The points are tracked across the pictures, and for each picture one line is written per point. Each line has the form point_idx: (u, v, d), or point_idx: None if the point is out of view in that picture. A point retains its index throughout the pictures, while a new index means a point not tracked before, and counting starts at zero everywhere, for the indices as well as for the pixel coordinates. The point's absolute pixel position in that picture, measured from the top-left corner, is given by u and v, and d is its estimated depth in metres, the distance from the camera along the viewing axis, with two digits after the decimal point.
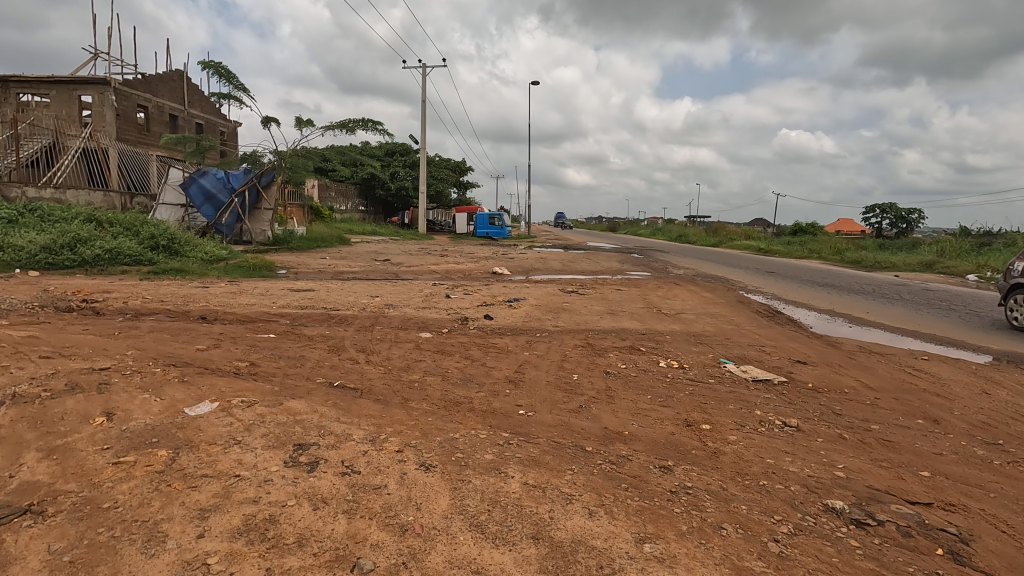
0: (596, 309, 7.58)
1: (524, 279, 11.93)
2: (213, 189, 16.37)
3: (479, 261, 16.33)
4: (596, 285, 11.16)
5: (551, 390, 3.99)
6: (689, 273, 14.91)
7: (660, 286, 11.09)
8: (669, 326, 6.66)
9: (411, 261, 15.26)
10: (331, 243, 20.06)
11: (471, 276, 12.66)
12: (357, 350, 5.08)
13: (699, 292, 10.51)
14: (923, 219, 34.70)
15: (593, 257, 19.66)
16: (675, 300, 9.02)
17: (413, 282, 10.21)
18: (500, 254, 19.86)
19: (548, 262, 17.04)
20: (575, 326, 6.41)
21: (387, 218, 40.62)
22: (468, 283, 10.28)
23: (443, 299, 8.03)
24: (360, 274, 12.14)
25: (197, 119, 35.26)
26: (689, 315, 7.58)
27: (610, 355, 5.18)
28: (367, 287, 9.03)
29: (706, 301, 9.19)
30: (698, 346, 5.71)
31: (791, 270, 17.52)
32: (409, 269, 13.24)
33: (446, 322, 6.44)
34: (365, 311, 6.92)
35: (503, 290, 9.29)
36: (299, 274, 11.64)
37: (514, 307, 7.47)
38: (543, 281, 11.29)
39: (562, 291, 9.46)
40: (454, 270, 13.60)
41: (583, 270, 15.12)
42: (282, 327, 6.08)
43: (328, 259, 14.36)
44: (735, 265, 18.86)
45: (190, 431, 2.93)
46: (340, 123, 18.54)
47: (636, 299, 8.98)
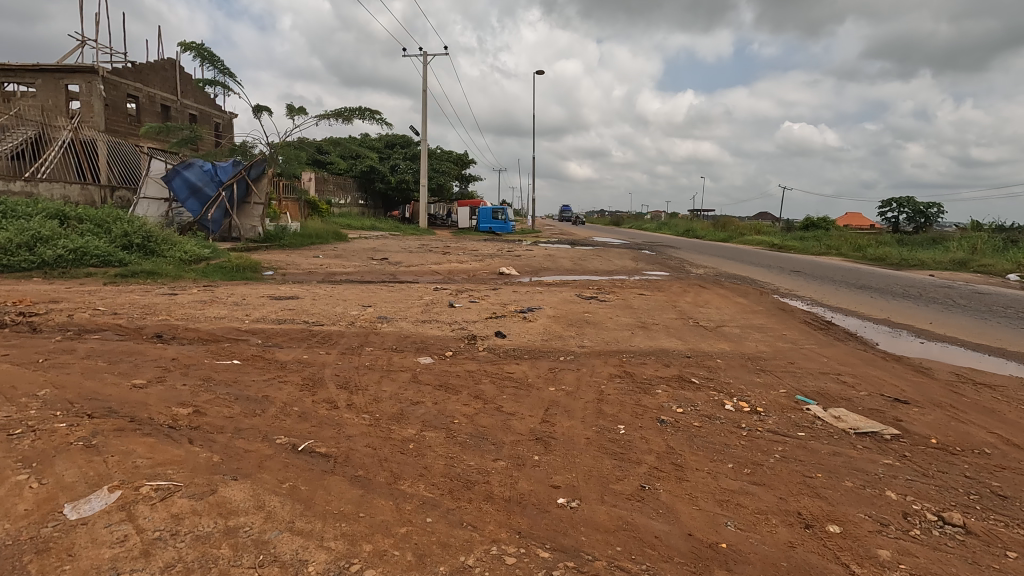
0: (624, 323, 6.51)
1: (533, 281, 10.87)
2: (198, 182, 15.30)
3: (484, 259, 15.24)
4: (615, 288, 10.08)
5: (596, 457, 2.92)
6: (711, 273, 13.81)
7: (686, 291, 10.01)
8: (716, 346, 5.58)
9: (411, 259, 14.19)
10: (327, 239, 19.00)
11: (475, 277, 11.61)
12: (337, 387, 3.99)
13: (731, 297, 9.43)
14: (942, 213, 33.48)
15: (604, 254, 18.56)
16: (708, 309, 7.94)
17: (412, 286, 9.16)
18: (506, 251, 18.74)
19: (557, 260, 15.97)
20: (605, 347, 5.32)
21: (387, 212, 39.52)
22: (473, 288, 9.20)
23: (446, 309, 6.96)
24: (354, 276, 11.10)
25: (190, 110, 34.13)
26: (733, 330, 6.49)
27: (658, 392, 4.09)
28: (360, 294, 7.97)
29: (743, 309, 8.10)
30: (763, 375, 4.63)
31: (817, 268, 16.40)
32: (408, 270, 12.18)
33: (450, 342, 5.37)
34: (354, 326, 5.85)
35: (513, 296, 8.22)
36: (287, 276, 10.60)
37: (529, 320, 6.41)
38: (556, 284, 10.22)
39: (581, 298, 8.38)
40: (457, 270, 12.53)
41: (596, 270, 14.02)
42: (252, 349, 5.02)
43: (321, 258, 13.31)
44: (755, 263, 17.76)
45: (52, 562, 1.87)
46: (335, 112, 17.42)
47: (665, 307, 7.90)
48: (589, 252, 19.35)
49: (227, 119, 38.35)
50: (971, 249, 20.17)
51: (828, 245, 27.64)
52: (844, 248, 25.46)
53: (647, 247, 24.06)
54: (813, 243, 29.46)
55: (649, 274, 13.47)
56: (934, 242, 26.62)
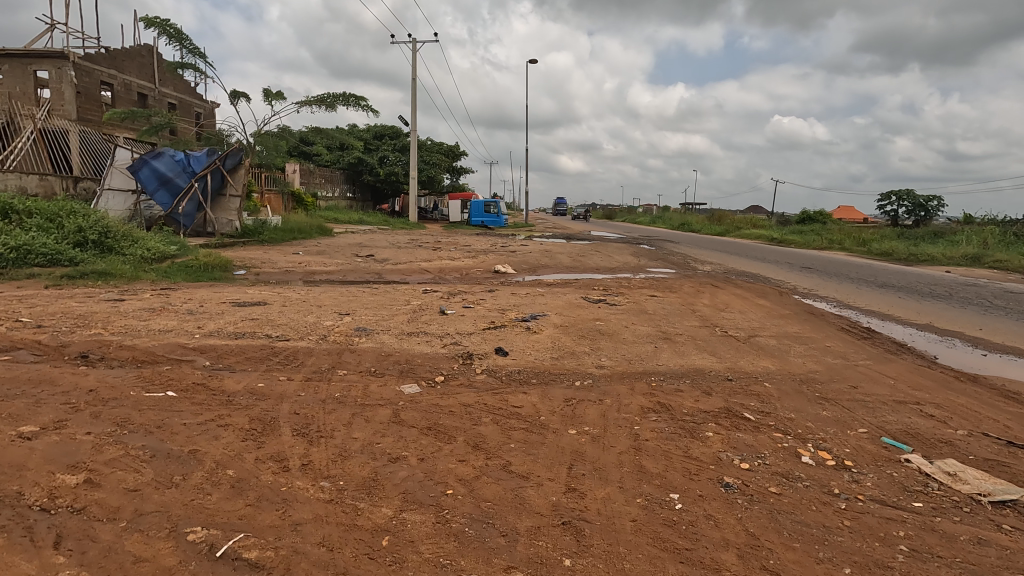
0: (644, 334, 5.61)
1: (532, 280, 9.98)
2: (168, 172, 14.13)
3: (477, 256, 14.29)
4: (622, 289, 9.19)
5: (653, 561, 2.01)
6: (719, 270, 12.98)
7: (701, 292, 9.14)
8: (758, 364, 4.69)
9: (399, 256, 13.22)
10: (310, 234, 17.96)
11: (468, 277, 10.63)
12: (293, 433, 3.05)
13: (750, 299, 8.56)
14: (943, 206, 32.81)
15: (603, 250, 17.66)
16: (732, 314, 7.06)
17: (397, 287, 8.19)
18: (500, 247, 17.76)
19: (554, 257, 15.02)
20: (629, 368, 4.42)
21: (376, 205, 38.40)
22: (467, 290, 8.25)
23: (435, 317, 6.01)
24: (336, 275, 10.15)
25: (169, 98, 32.75)
26: (769, 342, 5.59)
27: (708, 435, 3.19)
28: (338, 298, 7.00)
29: (770, 314, 7.22)
30: (829, 406, 3.74)
31: (828, 264, 15.59)
32: (395, 268, 11.19)
33: (442, 362, 4.44)
34: (326, 341, 4.90)
35: (513, 301, 7.28)
36: (261, 276, 9.62)
37: (534, 330, 5.50)
38: (557, 284, 9.31)
39: (588, 302, 7.46)
40: (449, 268, 11.56)
41: (598, 268, 13.11)
42: (195, 375, 4.05)
43: (301, 255, 12.32)
44: (762, 258, 16.95)
45: None
46: (317, 98, 16.31)
47: (684, 313, 7.00)
48: (587, 247, 18.42)
49: (209, 109, 36.94)
50: (982, 243, 19.41)
51: (830, 239, 26.85)
52: (848, 243, 24.70)
53: (645, 242, 23.16)
54: (814, 237, 28.70)
55: (654, 271, 12.56)
56: (938, 236, 25.91)
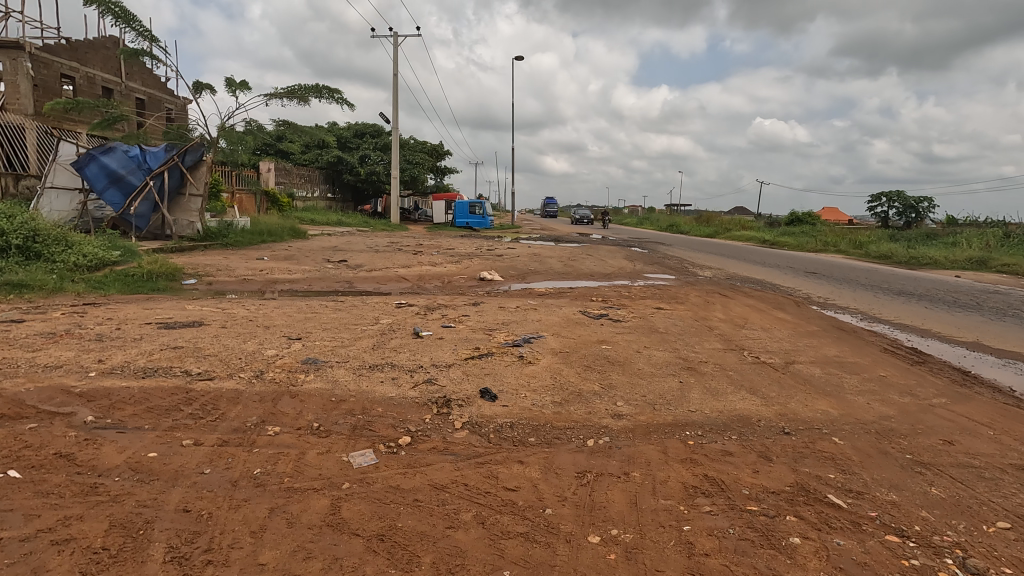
0: (662, 364, 4.58)
1: (521, 289, 8.97)
2: (120, 169, 12.94)
3: (460, 261, 13.25)
4: (623, 299, 8.20)
5: None
6: (721, 276, 12.11)
7: (711, 302, 8.19)
8: (815, 407, 3.68)
9: (375, 261, 12.11)
10: (282, 237, 16.76)
11: (451, 285, 9.57)
12: (164, 560, 1.96)
13: (768, 310, 7.62)
14: (932, 208, 32.52)
15: (595, 253, 16.72)
16: (755, 332, 6.09)
17: (367, 299, 7.12)
18: (485, 250, 16.74)
19: (544, 261, 14.03)
20: (654, 418, 3.38)
21: (357, 206, 37.11)
22: (448, 302, 7.20)
23: (407, 342, 4.94)
24: (301, 284, 9.03)
25: (136, 93, 31.18)
26: (812, 371, 4.62)
27: (794, 543, 2.16)
28: (292, 316, 5.89)
29: (797, 331, 6.27)
30: (936, 481, 2.73)
31: (831, 269, 14.80)
32: (369, 274, 10.10)
33: (410, 411, 3.37)
34: (263, 380, 3.78)
35: (500, 318, 6.23)
36: (214, 286, 8.46)
37: (528, 358, 4.47)
38: (550, 294, 8.31)
39: (588, 318, 6.43)
40: (429, 275, 10.49)
41: (591, 274, 12.14)
42: (65, 438, 2.92)
43: (266, 260, 11.16)
44: (761, 262, 16.13)
45: None
46: (287, 90, 15.14)
47: (700, 330, 6.03)
48: (578, 250, 17.45)
49: (181, 105, 35.36)
50: (981, 245, 18.91)
51: (824, 241, 26.26)
52: (844, 245, 24.12)
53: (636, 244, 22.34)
54: (807, 239, 28.12)
55: (653, 278, 11.63)
56: (932, 238, 25.49)
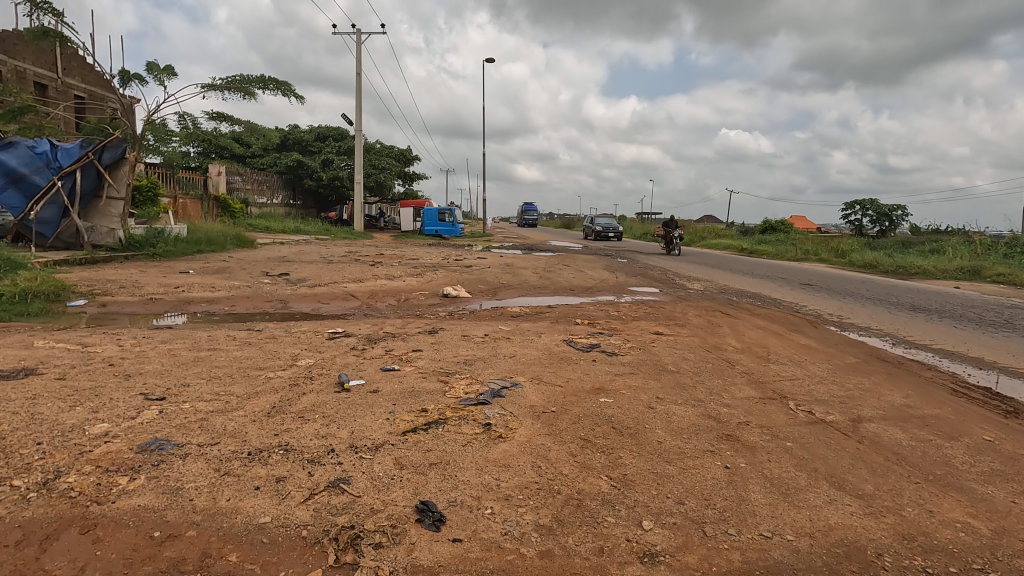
0: (690, 432, 3.19)
1: (490, 309, 7.59)
2: (22, 168, 11.23)
3: (423, 272, 11.83)
4: (613, 321, 6.84)
5: None
6: (713, 289, 10.97)
7: (717, 324, 6.89)
8: (949, 521, 2.33)
9: (324, 273, 10.58)
10: (224, 246, 15.01)
11: (407, 304, 8.07)
12: None
13: (785, 336, 6.39)
14: (906, 215, 32.41)
15: (571, 263, 15.50)
16: (788, 369, 4.78)
17: (295, 326, 5.59)
18: (452, 260, 15.29)
19: (517, 273, 12.62)
20: (711, 563, 1.97)
21: (320, 213, 35.27)
22: (398, 329, 5.71)
23: (324, 401, 3.42)
24: (223, 304, 7.45)
25: (74, 91, 28.75)
26: (895, 436, 3.31)
27: None
28: (180, 356, 4.34)
29: (836, 365, 5.01)
30: None
31: (824, 280, 13.84)
32: (311, 291, 8.58)
33: (283, 564, 1.88)
34: (48, 493, 2.23)
35: (463, 354, 4.77)
36: (108, 308, 6.82)
37: (497, 429, 3.05)
38: (524, 316, 6.90)
39: (575, 351, 5.05)
40: (384, 291, 8.93)
41: (570, 288, 10.82)
42: None
43: (191, 274, 9.50)
44: (750, 273, 15.10)
45: None
46: (227, 82, 13.43)
47: (718, 367, 4.73)
48: (553, 260, 16.14)
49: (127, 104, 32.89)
50: (967, 254, 18.35)
51: (803, 249, 25.69)
52: (826, 254, 23.44)
53: (614, 254, 21.25)
54: (785, 248, 27.44)
55: (641, 292, 10.37)
56: (909, 247, 25.11)
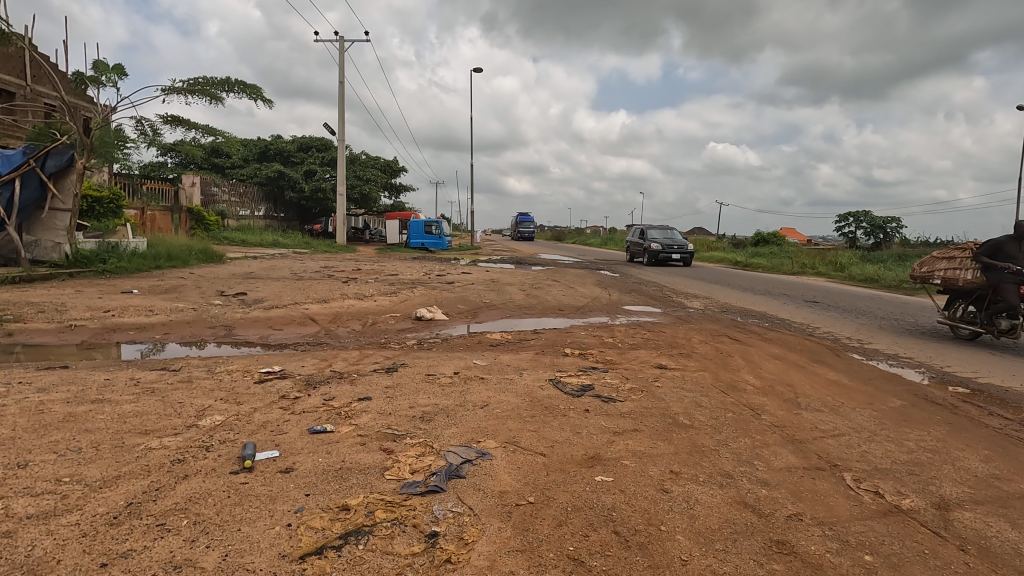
0: (724, 539, 2.24)
1: (466, 335, 6.63)
2: None
3: (400, 290, 10.87)
4: (608, 351, 5.90)
5: None
6: (715, 309, 10.11)
7: (728, 355, 5.96)
8: None
9: (288, 292, 9.57)
10: (186, 261, 13.99)
11: (372, 330, 7.08)
12: None
13: (808, 369, 5.49)
14: (900, 228, 32.04)
15: (561, 278, 14.61)
16: (826, 419, 3.86)
17: (223, 364, 4.59)
18: (434, 276, 14.38)
19: (502, 291, 11.64)
20: None
21: (303, 226, 34.24)
22: (350, 367, 4.72)
23: (208, 491, 2.43)
24: (154, 331, 6.42)
25: (44, 98, 27.55)
26: (1003, 536, 2.38)
27: None
28: (46, 413, 3.33)
29: (882, 412, 4.10)
30: None
31: (829, 297, 13.03)
32: (266, 314, 7.57)
33: None
34: None
35: (422, 404, 3.79)
36: (11, 339, 5.77)
37: (445, 545, 2.07)
38: (504, 347, 5.93)
39: (563, 396, 4.09)
40: (348, 314, 7.92)
41: (560, 307, 9.91)
42: None
43: (133, 294, 8.48)
44: (751, 289, 14.27)
45: None
46: (189, 83, 12.43)
47: (741, 419, 3.79)
48: (541, 275, 15.25)
49: None
50: None
51: (799, 262, 25.06)
52: (823, 268, 22.75)
53: (605, 268, 20.39)
54: (781, 261, 26.80)
55: (636, 313, 9.47)
56: (907, 260, 24.58)
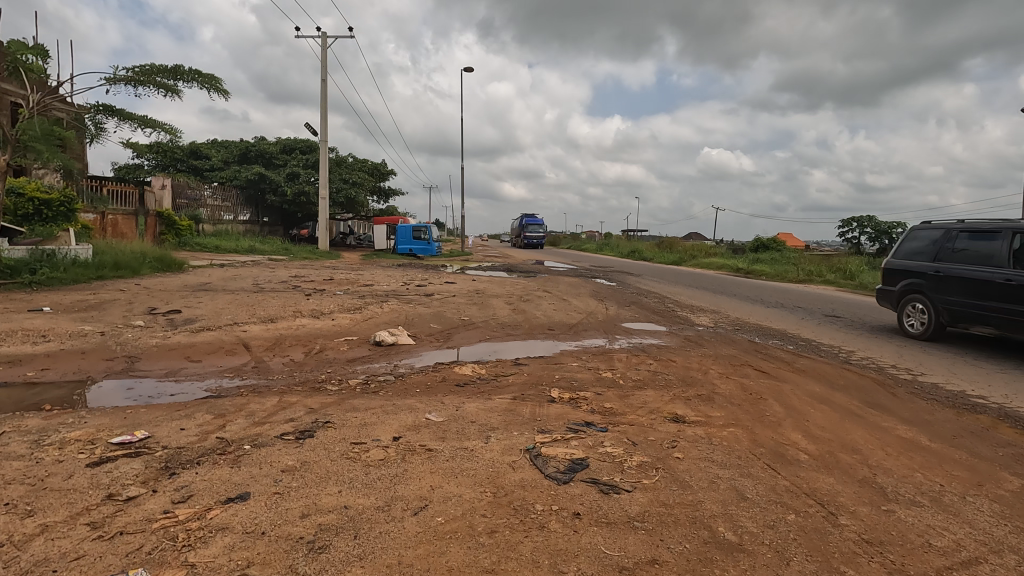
0: None
1: (430, 369, 5.31)
2: None
3: (369, 304, 9.56)
4: (607, 395, 4.60)
5: None
6: (726, 328, 8.87)
7: (760, 400, 4.69)
8: None
9: (236, 308, 8.22)
10: (138, 270, 12.60)
11: (315, 361, 5.74)
12: None
13: (865, 421, 4.22)
14: (907, 233, 31.02)
15: (552, 289, 13.34)
16: (937, 526, 2.58)
17: (63, 431, 3.25)
18: (413, 286, 13.09)
19: (485, 305, 10.30)
20: None
21: (286, 231, 32.87)
22: (250, 430, 3.40)
23: None
24: (32, 365, 5.05)
25: None
26: None
27: None
28: None
29: (1004, 507, 2.82)
30: None
31: (848, 309, 11.84)
32: (191, 339, 6.22)
33: None
34: None
35: (325, 508, 2.47)
36: None
37: None
38: (474, 389, 4.62)
39: (542, 485, 2.79)
40: (293, 339, 6.58)
41: (549, 324, 8.63)
42: None
43: (41, 313, 7.12)
44: (760, 300, 13.05)
45: None
46: (133, 71, 11.08)
47: (809, 530, 2.49)
48: (532, 285, 13.98)
49: None
50: None
51: (804, 269, 23.90)
52: (832, 276, 21.59)
53: (602, 276, 19.11)
54: (785, 268, 25.67)
55: (638, 332, 8.20)
56: None
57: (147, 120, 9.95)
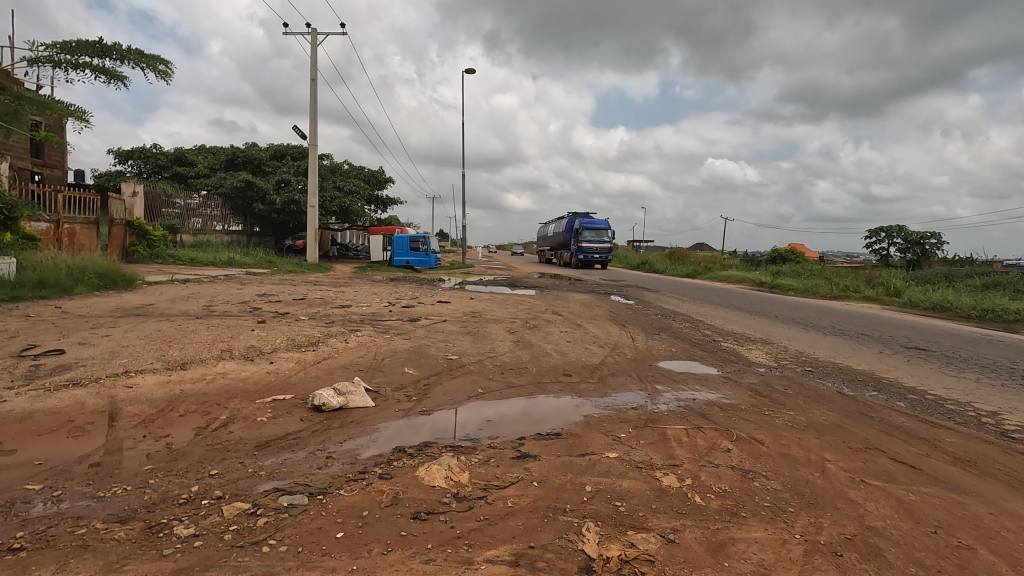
0: None
1: (375, 475, 3.19)
2: None
3: (333, 336, 7.48)
4: (688, 549, 2.49)
5: None
6: (797, 370, 6.73)
7: (965, 549, 2.59)
8: None
9: (145, 345, 6.14)
10: (70, 289, 10.57)
11: (202, 449, 3.63)
12: None
13: None
14: (940, 244, 28.84)
15: (563, 311, 11.26)
16: None
17: None
18: (397, 307, 11.03)
19: (481, 335, 8.16)
20: None
21: (277, 242, 30.98)
22: None
23: None
24: None
25: None
26: None
27: None
28: None
29: None
30: None
31: (928, 338, 9.65)
32: (30, 406, 4.13)
33: None
34: None
35: None
36: None
37: None
38: (443, 538, 2.52)
39: None
40: (194, 403, 4.47)
41: (564, 366, 6.53)
42: None
43: None
44: (815, 324, 10.86)
45: None
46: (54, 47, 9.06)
47: None
48: (539, 306, 11.89)
49: None
50: None
51: (835, 283, 21.80)
52: (872, 292, 19.43)
53: (618, 293, 17.02)
54: (814, 281, 23.56)
55: (685, 379, 6.07)
56: (962, 282, 21.32)
57: (54, 103, 7.92)
